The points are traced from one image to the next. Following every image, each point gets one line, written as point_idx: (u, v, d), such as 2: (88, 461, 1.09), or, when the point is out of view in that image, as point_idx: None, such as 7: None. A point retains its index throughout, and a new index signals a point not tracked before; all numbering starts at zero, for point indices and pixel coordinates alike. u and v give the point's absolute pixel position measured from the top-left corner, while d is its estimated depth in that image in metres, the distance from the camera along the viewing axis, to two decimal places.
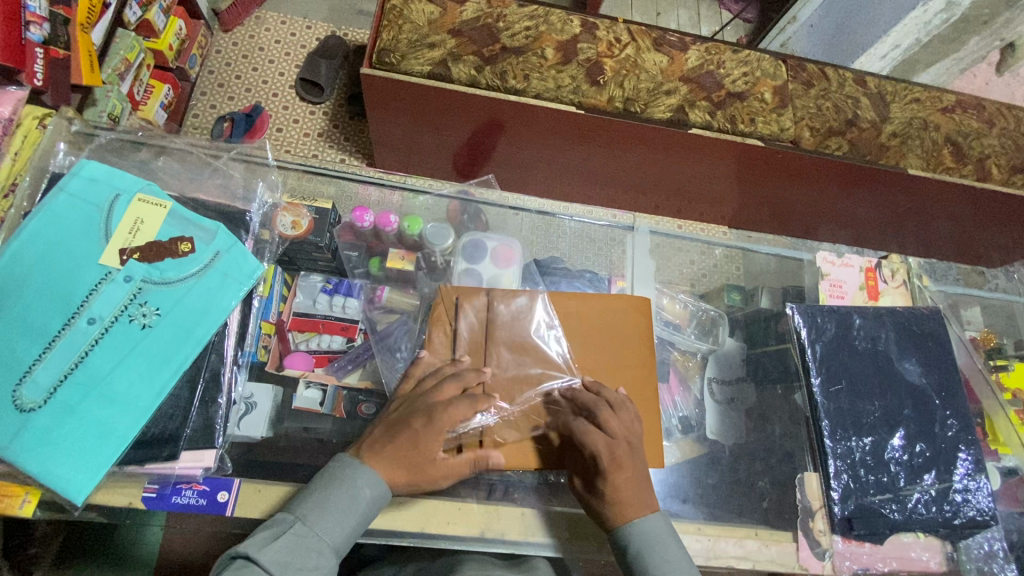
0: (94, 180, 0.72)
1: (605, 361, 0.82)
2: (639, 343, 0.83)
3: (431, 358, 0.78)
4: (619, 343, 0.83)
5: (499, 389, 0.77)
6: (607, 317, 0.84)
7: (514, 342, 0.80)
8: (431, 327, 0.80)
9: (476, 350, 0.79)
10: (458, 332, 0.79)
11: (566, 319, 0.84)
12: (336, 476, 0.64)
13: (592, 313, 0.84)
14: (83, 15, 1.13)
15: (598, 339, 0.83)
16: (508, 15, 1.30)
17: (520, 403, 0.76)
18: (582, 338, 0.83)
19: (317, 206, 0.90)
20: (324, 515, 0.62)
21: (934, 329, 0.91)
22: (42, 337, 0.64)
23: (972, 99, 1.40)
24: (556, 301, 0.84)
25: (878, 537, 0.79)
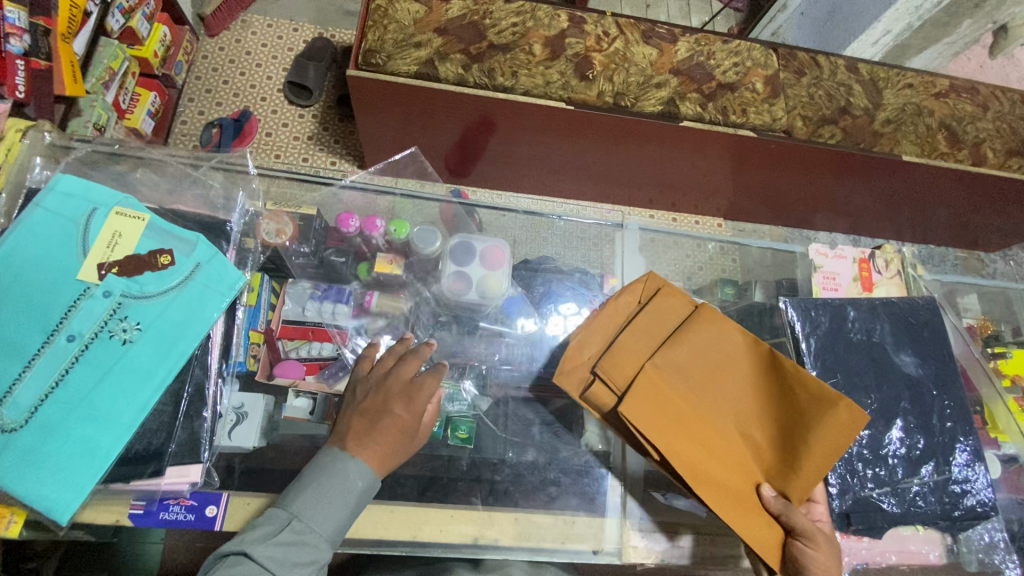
0: (70, 195, 0.70)
1: (772, 432, 0.72)
2: (822, 444, 0.69)
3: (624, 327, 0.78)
4: (801, 430, 0.70)
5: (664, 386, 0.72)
6: (809, 395, 0.71)
7: (696, 360, 0.74)
8: (626, 295, 0.81)
9: (654, 345, 0.76)
10: (643, 325, 0.77)
11: (767, 374, 0.74)
12: (323, 469, 0.64)
13: (795, 380, 0.72)
14: (64, 25, 1.11)
15: (781, 411, 0.72)
16: (494, 12, 1.29)
17: (692, 401, 0.72)
18: (764, 400, 0.73)
19: (303, 213, 0.91)
20: (316, 509, 0.62)
21: (929, 319, 0.90)
22: (21, 356, 0.63)
23: (965, 83, 1.38)
24: (767, 350, 0.75)
25: (877, 532, 0.79)
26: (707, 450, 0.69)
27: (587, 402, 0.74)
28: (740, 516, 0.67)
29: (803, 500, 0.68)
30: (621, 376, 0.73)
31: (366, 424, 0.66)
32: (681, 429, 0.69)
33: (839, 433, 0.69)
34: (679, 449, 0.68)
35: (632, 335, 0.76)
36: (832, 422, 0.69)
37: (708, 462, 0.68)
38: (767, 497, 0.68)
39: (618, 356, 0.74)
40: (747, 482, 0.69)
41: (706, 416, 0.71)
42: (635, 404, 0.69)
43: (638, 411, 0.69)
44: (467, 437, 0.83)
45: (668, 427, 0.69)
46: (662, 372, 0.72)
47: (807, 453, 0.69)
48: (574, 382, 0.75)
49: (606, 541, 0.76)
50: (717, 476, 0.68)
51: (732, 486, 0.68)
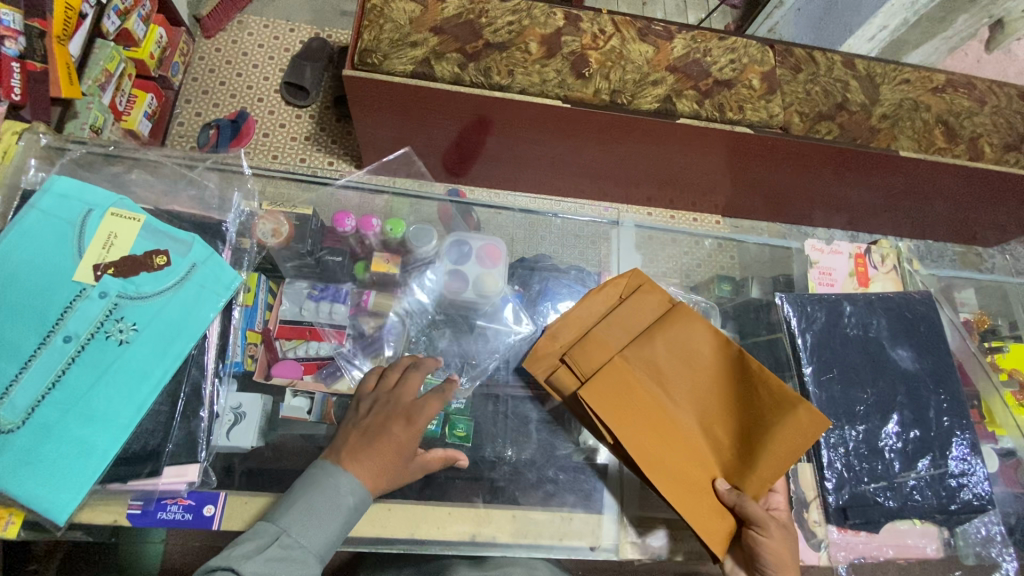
0: (65, 196, 0.71)
1: (733, 428, 0.73)
2: (776, 444, 0.70)
3: (598, 317, 0.80)
4: (760, 429, 0.71)
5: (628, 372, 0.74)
6: (772, 397, 0.72)
7: (665, 355, 0.76)
8: (604, 289, 0.83)
9: (626, 338, 0.77)
10: (616, 317, 0.79)
11: (734, 373, 0.75)
12: (315, 484, 0.63)
13: (760, 381, 0.73)
14: (59, 27, 1.11)
15: (743, 410, 0.73)
16: (490, 10, 1.29)
17: (656, 393, 0.73)
18: (729, 398, 0.74)
19: (298, 212, 0.90)
20: (307, 525, 0.61)
21: (925, 313, 0.90)
22: (18, 358, 0.63)
23: (962, 78, 1.38)
24: (736, 350, 0.76)
25: (874, 526, 0.79)
26: (664, 439, 0.71)
27: (553, 387, 0.76)
28: (693, 505, 0.68)
29: (759, 495, 0.69)
30: (590, 365, 0.75)
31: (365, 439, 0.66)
32: (642, 420, 0.71)
33: (796, 435, 0.71)
34: (637, 436, 0.70)
35: (605, 327, 0.78)
36: (790, 424, 0.71)
37: (665, 453, 0.70)
38: (721, 490, 0.70)
39: (586, 343, 0.77)
40: (704, 475, 0.71)
41: (668, 409, 0.73)
42: (598, 390, 0.71)
43: (599, 395, 0.71)
44: (465, 435, 0.83)
45: (628, 414, 0.71)
46: (627, 361, 0.74)
47: (764, 451, 0.70)
48: (543, 368, 0.77)
49: (603, 538, 0.76)
50: (674, 466, 0.70)
51: (688, 477, 0.70)
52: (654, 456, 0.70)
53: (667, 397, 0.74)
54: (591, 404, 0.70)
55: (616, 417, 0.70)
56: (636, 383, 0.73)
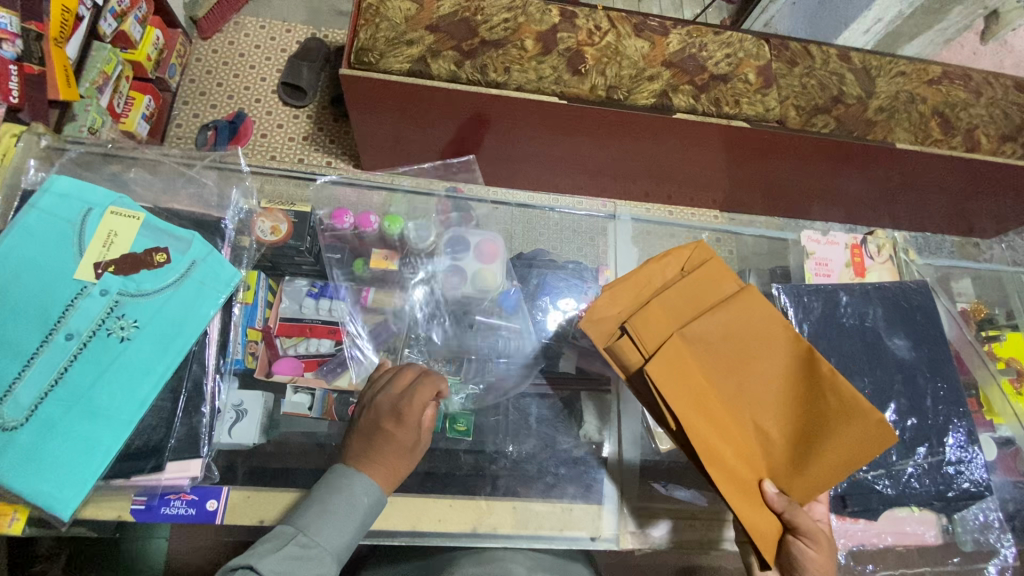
0: (65, 196, 0.71)
1: (789, 430, 0.70)
2: (832, 450, 0.68)
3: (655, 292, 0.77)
4: (819, 435, 0.69)
5: (691, 351, 0.70)
6: (839, 402, 0.69)
7: (729, 342, 0.72)
8: (665, 266, 0.80)
9: (688, 316, 0.74)
10: (676, 293, 0.76)
11: (798, 372, 0.71)
12: (330, 485, 0.65)
13: (828, 384, 0.69)
14: (56, 30, 1.12)
15: (802, 412, 0.70)
16: (485, 8, 1.29)
17: (714, 379, 0.70)
18: (789, 398, 0.71)
19: (296, 210, 0.89)
20: (323, 525, 0.62)
21: (921, 303, 0.91)
22: (20, 356, 0.63)
23: (958, 70, 1.39)
24: (803, 347, 0.72)
25: (872, 513, 0.80)
26: (721, 429, 0.68)
27: (610, 356, 0.73)
28: (746, 506, 0.66)
29: (806, 501, 0.68)
30: (652, 341, 0.71)
31: (363, 440, 0.68)
32: (703, 405, 0.67)
33: (860, 445, 0.68)
34: (698, 420, 0.66)
35: (668, 300, 0.75)
36: (854, 433, 0.68)
37: (724, 444, 0.67)
38: (770, 494, 0.68)
39: (647, 316, 0.73)
40: (751, 474, 0.69)
41: (726, 397, 0.70)
42: (665, 365, 0.67)
43: (665, 372, 0.67)
44: (466, 429, 0.84)
45: (691, 397, 0.67)
46: (690, 342, 0.71)
47: (821, 457, 0.68)
48: (602, 334, 0.75)
49: (603, 528, 0.77)
50: (729, 459, 0.67)
51: (740, 474, 0.67)
52: (713, 443, 0.66)
53: (724, 387, 0.70)
54: (656, 381, 0.66)
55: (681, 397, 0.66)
56: (696, 362, 0.70)
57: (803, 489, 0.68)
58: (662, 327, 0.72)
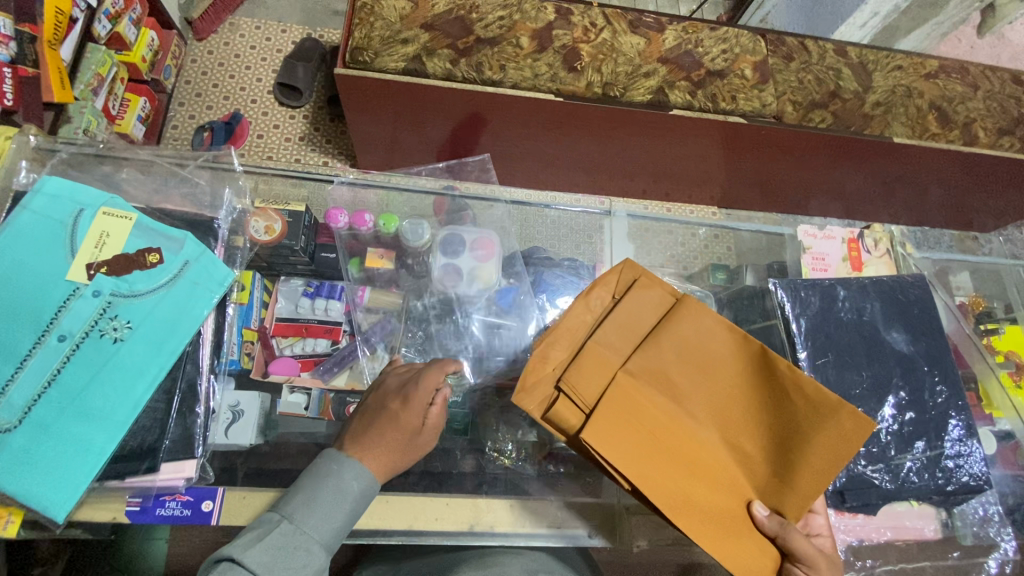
0: (57, 197, 0.71)
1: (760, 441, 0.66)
2: (811, 455, 0.63)
3: (585, 325, 0.73)
4: (795, 442, 0.64)
5: (634, 390, 0.66)
6: (805, 400, 0.65)
7: (674, 366, 0.68)
8: (596, 293, 0.75)
9: (627, 352, 0.70)
10: (604, 327, 0.71)
11: (753, 381, 0.68)
12: (317, 472, 0.63)
13: (791, 384, 0.66)
14: (50, 32, 1.11)
15: (769, 423, 0.66)
16: (480, 6, 1.29)
17: (668, 410, 0.66)
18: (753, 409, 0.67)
19: (290, 209, 0.91)
20: (310, 512, 0.61)
21: (919, 296, 0.90)
22: (13, 358, 0.63)
23: (955, 63, 1.38)
24: (748, 353, 0.69)
25: (870, 508, 0.79)
26: (685, 465, 0.63)
27: (551, 421, 0.66)
28: (731, 539, 0.62)
29: (800, 515, 0.63)
30: (593, 389, 0.66)
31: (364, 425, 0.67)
32: (660, 452, 0.63)
33: (837, 444, 0.63)
34: (651, 470, 0.62)
35: (601, 342, 0.70)
36: (827, 432, 0.64)
37: (689, 481, 0.63)
38: (759, 517, 0.63)
39: (577, 363, 0.68)
40: (737, 501, 0.64)
41: (684, 426, 0.65)
42: (607, 426, 0.63)
43: (605, 428, 0.62)
44: (461, 428, 0.85)
45: (640, 444, 0.63)
46: (631, 381, 0.66)
47: (801, 466, 0.64)
48: (536, 399, 0.68)
49: (601, 526, 0.76)
50: (702, 499, 0.63)
51: (716, 506, 0.63)
52: (675, 485, 0.62)
53: (679, 416, 0.66)
54: (602, 446, 0.62)
55: (627, 455, 0.62)
56: (643, 400, 0.65)
57: (795, 505, 0.63)
58: (597, 373, 0.67)
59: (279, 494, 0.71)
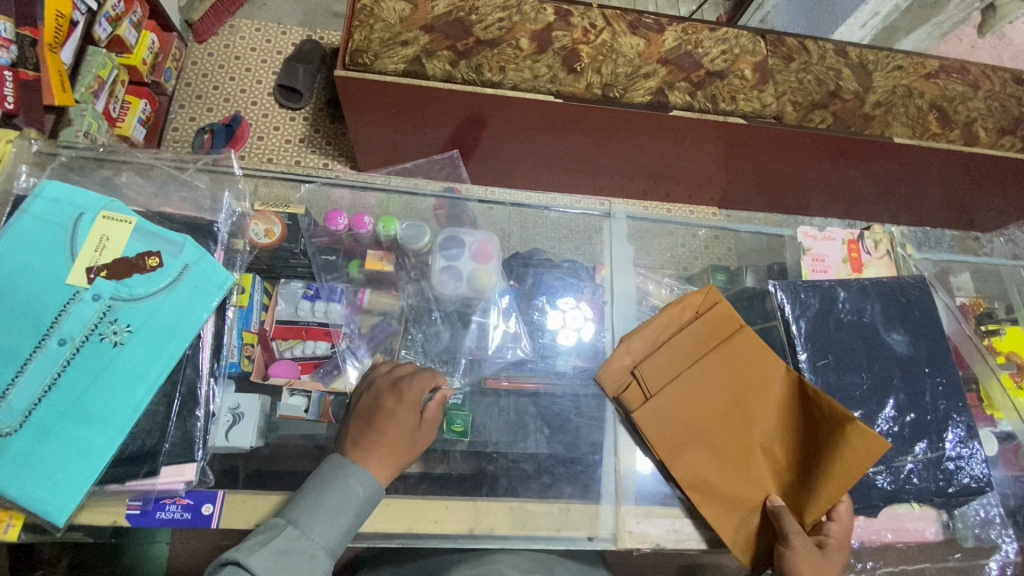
0: (57, 201, 0.71)
1: (792, 452, 0.76)
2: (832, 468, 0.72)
3: (663, 330, 0.85)
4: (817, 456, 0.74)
5: (688, 387, 0.79)
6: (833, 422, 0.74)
7: (725, 379, 0.79)
8: (678, 305, 0.86)
9: (694, 356, 0.82)
10: (677, 334, 0.83)
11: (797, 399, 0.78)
12: (323, 477, 0.64)
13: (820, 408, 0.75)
14: (51, 34, 1.12)
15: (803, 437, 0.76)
16: (480, 8, 1.29)
17: (712, 411, 0.78)
18: (788, 423, 0.78)
19: (291, 212, 0.91)
20: (315, 518, 0.61)
21: (919, 297, 0.90)
22: (13, 362, 0.63)
23: (955, 63, 1.38)
24: (797, 377, 0.79)
25: (872, 510, 0.79)
26: (715, 456, 0.76)
27: (619, 404, 0.81)
28: (734, 524, 0.74)
29: (811, 518, 0.71)
30: (656, 384, 0.80)
31: (364, 429, 0.68)
32: (696, 442, 0.77)
33: (856, 460, 0.71)
34: (684, 453, 0.77)
35: (676, 343, 0.83)
36: (854, 449, 0.71)
37: (714, 469, 0.76)
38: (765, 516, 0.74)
39: (649, 361, 0.82)
40: (751, 491, 0.75)
41: (727, 426, 0.77)
42: (655, 416, 0.78)
43: (655, 410, 0.78)
44: (463, 430, 0.83)
45: (681, 431, 0.77)
46: (689, 380, 0.79)
47: (824, 476, 0.72)
48: (615, 383, 0.82)
49: (601, 528, 0.77)
50: (721, 486, 0.75)
51: (734, 493, 0.75)
52: (698, 470, 0.76)
53: (722, 418, 0.78)
54: (648, 421, 0.78)
55: (665, 437, 0.77)
56: (694, 399, 0.78)
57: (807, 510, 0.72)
58: (665, 367, 0.81)
59: (277, 496, 0.71)
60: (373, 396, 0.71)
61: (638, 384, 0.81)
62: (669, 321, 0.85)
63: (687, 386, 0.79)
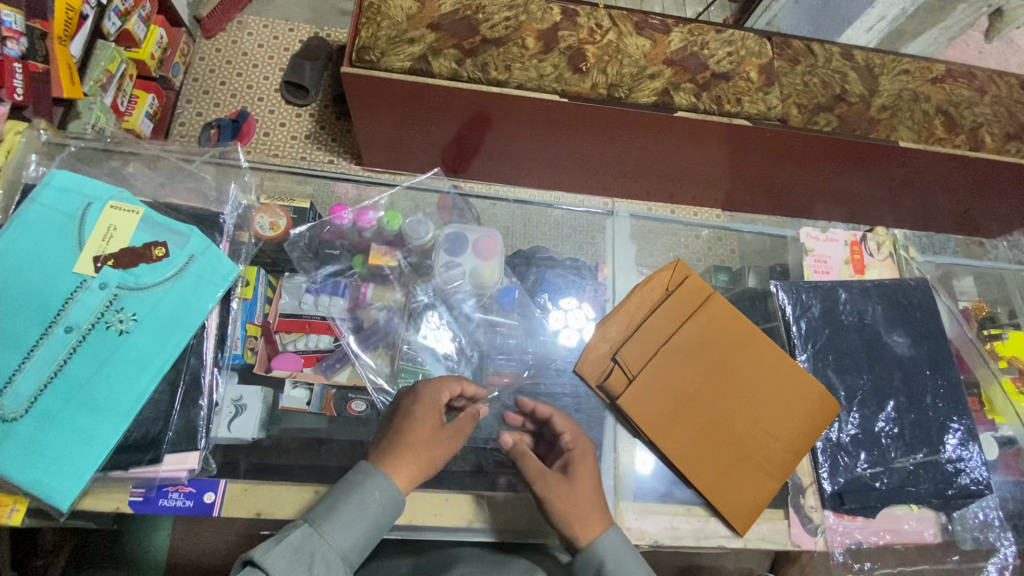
0: (65, 190, 0.72)
1: (769, 412, 0.80)
2: (796, 427, 0.79)
3: (638, 307, 0.87)
4: (787, 419, 0.79)
5: (667, 363, 0.81)
6: (796, 385, 0.81)
7: (699, 352, 0.82)
8: (652, 281, 0.88)
9: (669, 332, 0.84)
10: (652, 310, 0.87)
11: (767, 366, 0.82)
12: (346, 483, 0.64)
13: (786, 375, 0.81)
14: (61, 27, 1.13)
15: (776, 401, 0.80)
16: (487, 7, 1.29)
17: (690, 385, 0.80)
18: (763, 386, 0.81)
19: (296, 206, 0.95)
20: (332, 522, 0.61)
21: (922, 300, 0.90)
22: (20, 348, 0.64)
23: (962, 68, 1.38)
24: (765, 344, 0.83)
25: (870, 511, 0.79)
26: (697, 428, 0.79)
27: (603, 390, 0.83)
28: (724, 492, 0.76)
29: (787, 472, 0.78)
30: (637, 365, 0.82)
31: (389, 437, 0.70)
32: (679, 415, 0.79)
33: (814, 417, 0.80)
34: (669, 430, 0.79)
35: (652, 322, 0.85)
36: (809, 406, 0.80)
37: (699, 441, 0.78)
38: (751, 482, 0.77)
39: (629, 344, 0.83)
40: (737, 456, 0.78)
41: (706, 398, 0.80)
42: (640, 398, 0.80)
43: (637, 393, 0.80)
44: None
45: (664, 408, 0.79)
46: (666, 358, 0.81)
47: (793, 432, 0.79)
48: (595, 371, 0.84)
49: None
50: (707, 458, 0.78)
51: (720, 462, 0.78)
52: (684, 445, 0.78)
53: (703, 392, 0.80)
54: (633, 404, 0.79)
55: (651, 416, 0.79)
56: (674, 375, 0.81)
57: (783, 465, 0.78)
58: (644, 347, 0.83)
59: (278, 487, 0.72)
60: (394, 402, 0.75)
61: (619, 368, 0.82)
62: (649, 302, 0.88)
63: (668, 363, 0.81)
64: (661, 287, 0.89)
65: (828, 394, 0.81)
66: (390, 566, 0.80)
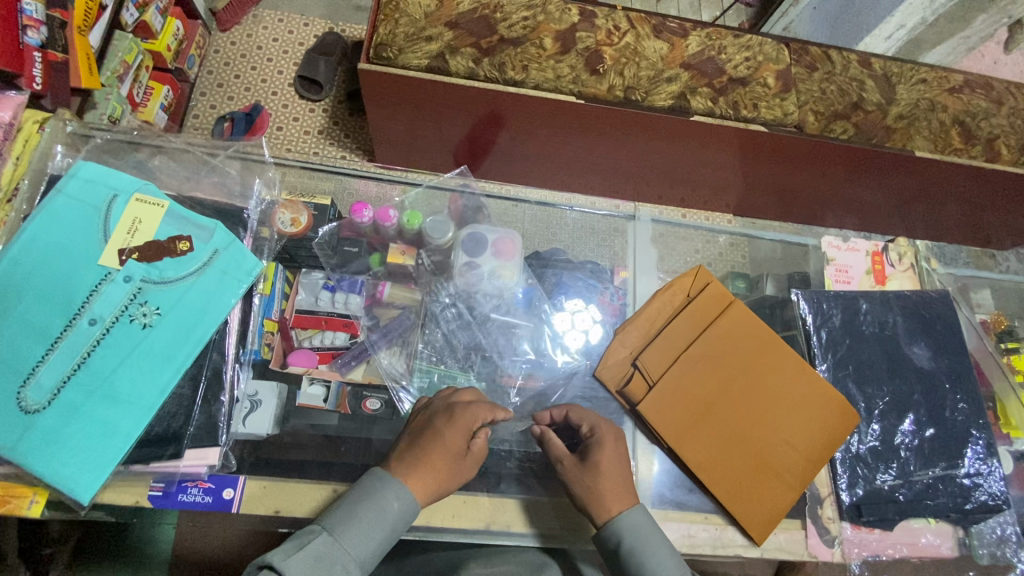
0: (92, 182, 0.72)
1: (791, 422, 0.79)
2: (815, 437, 0.79)
3: (659, 312, 0.87)
4: (807, 429, 0.79)
5: (689, 369, 0.81)
6: (816, 395, 0.81)
7: (721, 360, 0.82)
8: (674, 287, 0.88)
9: (690, 339, 0.84)
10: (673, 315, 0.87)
11: (788, 374, 0.82)
12: (364, 489, 0.64)
13: (806, 385, 0.81)
14: (81, 17, 1.12)
15: (797, 410, 0.80)
16: (505, 6, 1.28)
17: (711, 392, 0.80)
18: (783, 394, 0.81)
19: (316, 202, 0.92)
20: (350, 526, 0.61)
21: (942, 312, 0.90)
22: (45, 339, 0.64)
23: (980, 79, 1.37)
24: (786, 353, 0.83)
25: (888, 523, 0.78)
26: (718, 435, 0.79)
27: (623, 396, 0.82)
28: (744, 500, 0.76)
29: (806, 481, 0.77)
30: (657, 371, 0.82)
31: (410, 445, 0.69)
32: (699, 422, 0.79)
33: (833, 428, 0.79)
34: (689, 437, 0.78)
35: (672, 329, 0.85)
36: (830, 416, 0.80)
37: (720, 450, 0.78)
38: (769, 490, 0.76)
39: (649, 350, 0.83)
40: (757, 465, 0.78)
41: (727, 406, 0.80)
42: (661, 405, 0.79)
43: (658, 399, 0.79)
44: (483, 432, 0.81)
45: (683, 414, 0.79)
46: (688, 364, 0.81)
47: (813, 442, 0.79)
48: (614, 377, 0.84)
49: None
50: (727, 466, 0.77)
51: (740, 470, 0.77)
52: (704, 453, 0.78)
53: (724, 399, 0.80)
54: (654, 411, 0.79)
55: (670, 423, 0.79)
56: (695, 382, 0.80)
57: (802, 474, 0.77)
58: (665, 352, 0.83)
59: (297, 484, 0.72)
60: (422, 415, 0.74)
61: (638, 375, 0.82)
62: (668, 308, 0.88)
63: (688, 370, 0.81)
64: (683, 293, 0.89)
65: (849, 405, 0.80)
66: (405, 565, 0.80)
